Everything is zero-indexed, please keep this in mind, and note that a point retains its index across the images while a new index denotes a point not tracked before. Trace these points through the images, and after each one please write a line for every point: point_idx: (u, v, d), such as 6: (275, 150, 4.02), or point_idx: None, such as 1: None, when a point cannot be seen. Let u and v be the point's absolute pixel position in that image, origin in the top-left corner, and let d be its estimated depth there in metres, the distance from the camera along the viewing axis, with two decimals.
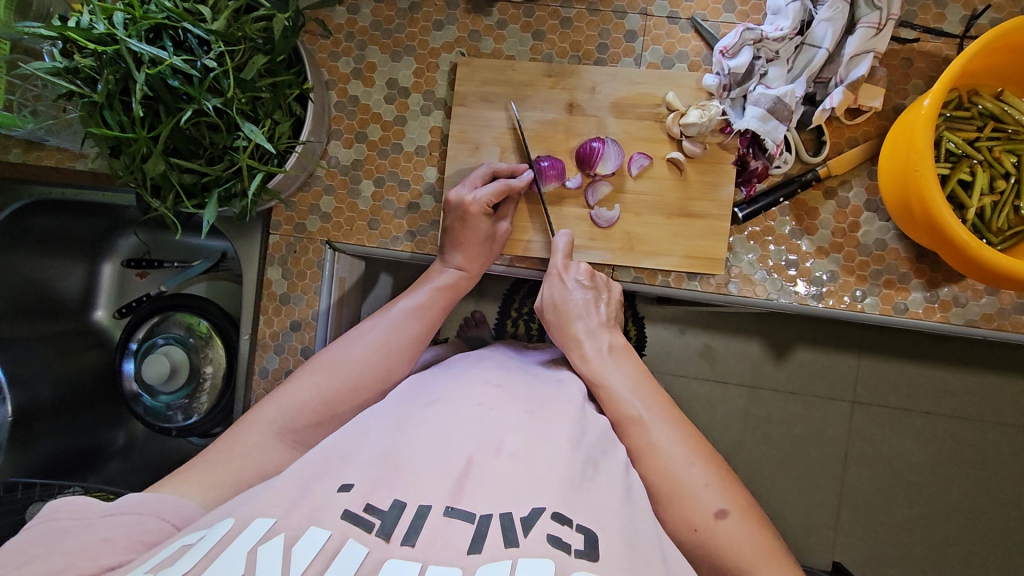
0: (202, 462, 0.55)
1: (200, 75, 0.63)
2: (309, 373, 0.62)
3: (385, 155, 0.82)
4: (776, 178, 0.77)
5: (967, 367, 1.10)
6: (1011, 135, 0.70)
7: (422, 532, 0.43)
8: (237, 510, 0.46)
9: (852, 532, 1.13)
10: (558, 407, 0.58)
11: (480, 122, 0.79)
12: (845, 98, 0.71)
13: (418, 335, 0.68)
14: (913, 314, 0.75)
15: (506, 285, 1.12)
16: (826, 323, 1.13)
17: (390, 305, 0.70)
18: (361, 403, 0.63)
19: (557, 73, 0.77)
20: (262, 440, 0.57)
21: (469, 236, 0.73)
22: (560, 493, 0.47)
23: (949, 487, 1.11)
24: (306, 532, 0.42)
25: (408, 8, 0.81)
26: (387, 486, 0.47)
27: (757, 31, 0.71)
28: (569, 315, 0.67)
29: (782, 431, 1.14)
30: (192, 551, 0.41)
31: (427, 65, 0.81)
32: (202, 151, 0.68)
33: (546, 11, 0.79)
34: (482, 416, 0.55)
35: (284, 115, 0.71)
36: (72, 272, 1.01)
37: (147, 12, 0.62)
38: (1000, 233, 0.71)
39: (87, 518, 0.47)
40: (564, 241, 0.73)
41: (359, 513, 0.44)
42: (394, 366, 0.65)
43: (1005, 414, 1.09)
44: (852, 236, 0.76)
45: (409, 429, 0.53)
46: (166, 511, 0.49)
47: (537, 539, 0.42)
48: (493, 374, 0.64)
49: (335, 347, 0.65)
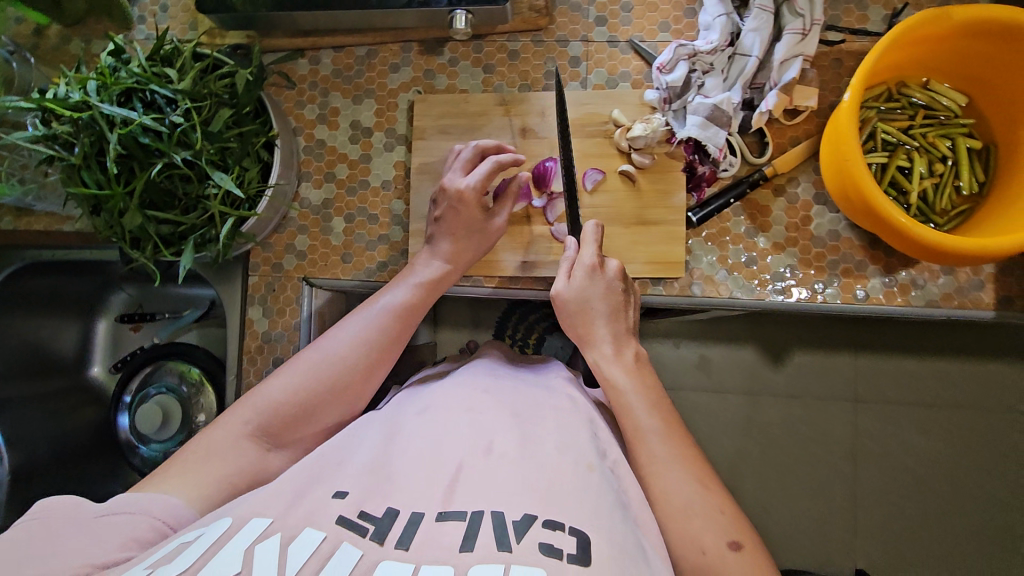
0: (179, 460, 0.56)
1: (169, 130, 0.68)
2: (288, 372, 0.64)
3: (353, 191, 0.86)
4: (725, 181, 0.79)
5: (960, 355, 1.10)
6: (942, 121, 0.74)
7: (416, 535, 0.47)
8: (232, 510, 0.50)
9: (870, 534, 1.11)
10: (546, 416, 0.62)
11: (440, 153, 0.83)
12: (779, 100, 0.75)
13: (397, 334, 0.69)
14: (875, 300, 0.77)
15: (498, 313, 1.15)
16: (811, 322, 1.14)
17: (373, 300, 0.71)
18: (338, 402, 0.64)
19: (508, 101, 0.82)
20: (245, 443, 0.58)
21: (449, 227, 0.74)
22: (553, 501, 0.49)
23: (962, 479, 1.10)
24: (301, 532, 0.46)
25: (365, 55, 0.87)
26: (380, 493, 0.51)
27: (690, 46, 0.76)
28: (596, 317, 0.69)
29: (782, 434, 1.15)
30: (188, 551, 0.45)
31: (387, 104, 0.86)
32: (177, 202, 0.72)
33: (494, 46, 0.84)
34: (470, 421, 0.60)
35: (253, 162, 0.75)
36: (68, 329, 1.05)
37: (118, 79, 0.68)
38: (945, 214, 0.73)
39: (79, 518, 0.49)
40: (594, 230, 0.73)
41: (352, 518, 0.48)
42: (373, 366, 0.67)
43: (1008, 400, 1.09)
44: (805, 230, 0.78)
45: (401, 439, 0.58)
46: (158, 509, 0.51)
47: (529, 547, 0.45)
48: (483, 381, 0.68)
49: (315, 346, 0.66)
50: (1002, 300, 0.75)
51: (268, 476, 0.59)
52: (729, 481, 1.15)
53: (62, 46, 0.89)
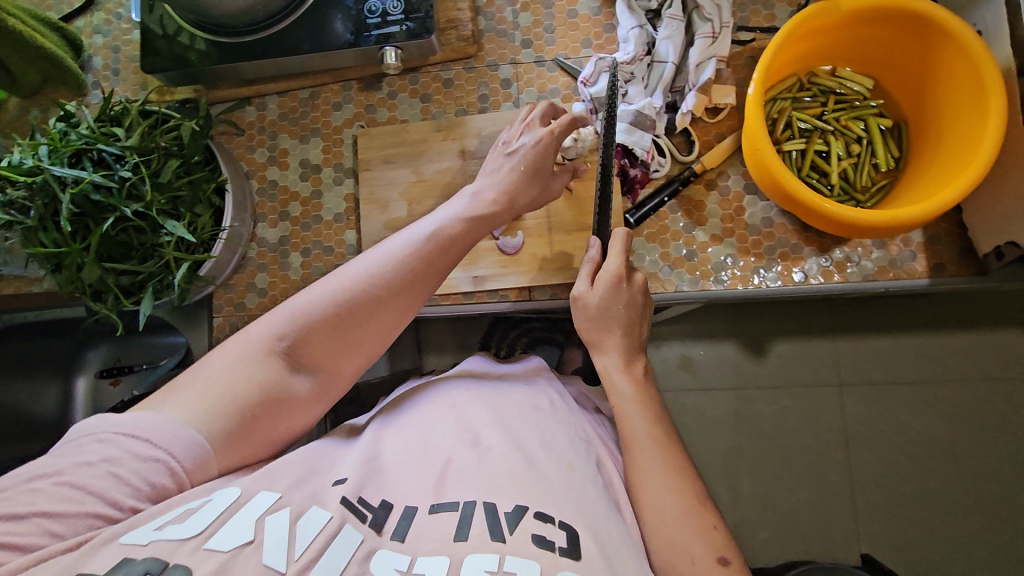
0: (204, 372, 0.57)
1: (119, 185, 0.71)
2: (331, 282, 0.62)
3: (307, 227, 0.89)
4: (658, 182, 0.83)
5: (932, 329, 1.12)
6: (854, 105, 0.78)
7: (411, 528, 0.53)
8: (237, 481, 0.54)
9: (871, 517, 1.12)
10: (528, 414, 0.68)
11: (386, 181, 0.87)
12: (698, 100, 0.79)
13: (437, 265, 0.67)
14: (814, 281, 0.79)
15: (474, 334, 1.17)
16: (783, 311, 1.16)
17: (419, 224, 0.68)
18: (374, 330, 0.63)
19: (445, 127, 0.86)
20: (273, 357, 0.58)
21: (516, 162, 0.74)
22: (543, 495, 0.56)
23: (956, 453, 1.11)
24: (308, 510, 0.52)
25: (309, 97, 0.91)
26: (376, 484, 0.57)
27: (609, 59, 0.81)
28: (612, 324, 0.72)
29: (773, 426, 1.15)
30: (202, 513, 0.49)
31: (333, 141, 0.90)
32: (133, 253, 0.75)
33: (429, 77, 0.89)
34: (457, 419, 0.66)
35: (205, 208, 0.79)
36: (47, 390, 1.03)
37: (67, 142, 0.71)
38: (867, 191, 0.76)
39: (107, 440, 0.51)
40: (622, 239, 0.74)
41: (354, 502, 0.54)
42: (411, 296, 0.65)
43: (989, 368, 1.11)
44: (740, 220, 0.82)
45: (395, 439, 0.64)
46: (178, 450, 0.52)
47: (523, 537, 0.52)
48: (465, 382, 0.74)
49: (355, 263, 0.64)
50: (935, 268, 0.77)
51: (290, 399, 0.58)
52: (716, 473, 1.15)
53: (21, 116, 0.93)
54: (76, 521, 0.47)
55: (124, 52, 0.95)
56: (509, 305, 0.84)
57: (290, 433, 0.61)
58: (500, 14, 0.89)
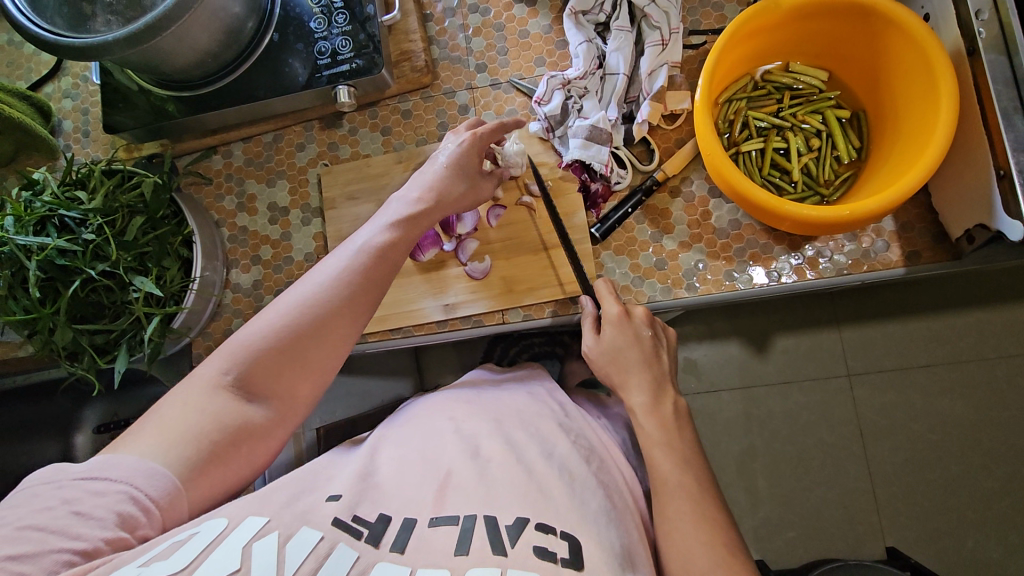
0: (154, 417, 0.54)
1: (83, 248, 0.72)
2: (269, 311, 0.60)
3: (279, 269, 0.90)
4: (622, 194, 0.82)
5: (935, 311, 1.09)
6: (809, 98, 0.77)
7: (410, 540, 0.52)
8: (219, 511, 0.52)
9: (894, 510, 1.08)
10: (522, 418, 0.67)
11: (353, 218, 0.87)
12: (653, 109, 0.79)
13: (380, 278, 0.64)
14: (787, 280, 0.78)
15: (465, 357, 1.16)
16: (783, 305, 1.13)
17: (352, 241, 0.66)
18: (326, 346, 0.60)
19: (406, 158, 0.87)
20: (224, 393, 0.56)
21: (441, 160, 0.73)
22: (543, 505, 0.55)
23: (977, 436, 1.08)
24: (298, 531, 0.51)
25: (272, 140, 0.92)
26: (372, 499, 0.56)
27: (560, 76, 0.81)
28: (631, 365, 0.69)
29: (786, 424, 1.12)
30: (188, 546, 0.48)
31: (298, 181, 0.91)
32: (105, 312, 0.76)
33: (388, 109, 0.90)
34: (456, 429, 0.65)
35: (173, 260, 0.79)
36: (45, 450, 0.97)
37: (32, 210, 0.72)
38: (830, 184, 0.75)
39: (66, 485, 0.49)
40: (606, 286, 0.75)
41: (348, 521, 0.53)
42: (356, 311, 0.62)
43: (1003, 344, 1.08)
44: (707, 225, 0.81)
45: (394, 451, 0.63)
46: (141, 481, 0.50)
47: (524, 550, 0.51)
48: (463, 394, 0.72)
49: (292, 287, 0.62)
50: (910, 255, 0.76)
51: (250, 428, 0.56)
52: (729, 476, 1.12)
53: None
54: (41, 560, 0.45)
55: (93, 114, 0.97)
56: (483, 329, 0.84)
57: (260, 462, 0.59)
58: (453, 41, 0.89)
